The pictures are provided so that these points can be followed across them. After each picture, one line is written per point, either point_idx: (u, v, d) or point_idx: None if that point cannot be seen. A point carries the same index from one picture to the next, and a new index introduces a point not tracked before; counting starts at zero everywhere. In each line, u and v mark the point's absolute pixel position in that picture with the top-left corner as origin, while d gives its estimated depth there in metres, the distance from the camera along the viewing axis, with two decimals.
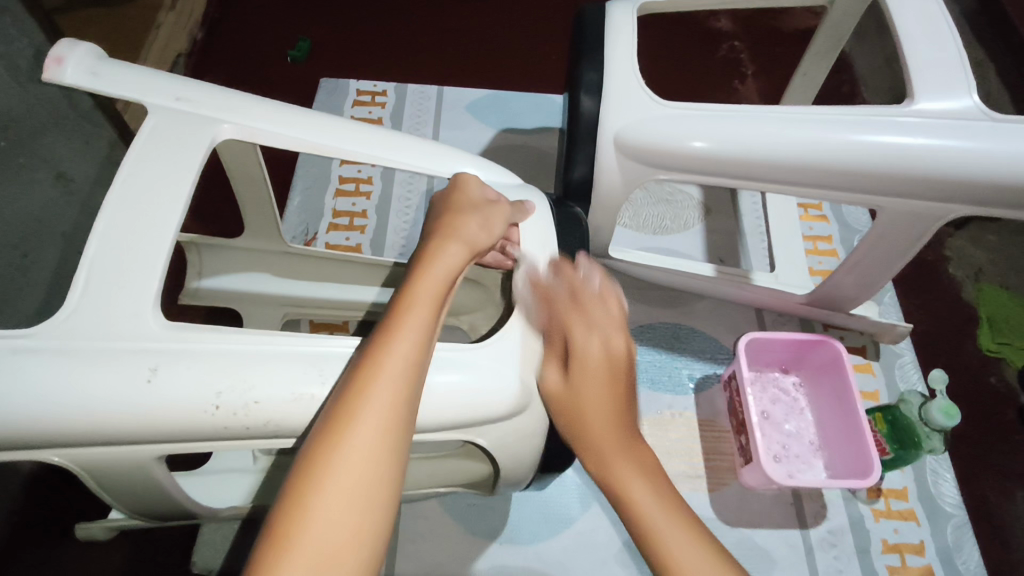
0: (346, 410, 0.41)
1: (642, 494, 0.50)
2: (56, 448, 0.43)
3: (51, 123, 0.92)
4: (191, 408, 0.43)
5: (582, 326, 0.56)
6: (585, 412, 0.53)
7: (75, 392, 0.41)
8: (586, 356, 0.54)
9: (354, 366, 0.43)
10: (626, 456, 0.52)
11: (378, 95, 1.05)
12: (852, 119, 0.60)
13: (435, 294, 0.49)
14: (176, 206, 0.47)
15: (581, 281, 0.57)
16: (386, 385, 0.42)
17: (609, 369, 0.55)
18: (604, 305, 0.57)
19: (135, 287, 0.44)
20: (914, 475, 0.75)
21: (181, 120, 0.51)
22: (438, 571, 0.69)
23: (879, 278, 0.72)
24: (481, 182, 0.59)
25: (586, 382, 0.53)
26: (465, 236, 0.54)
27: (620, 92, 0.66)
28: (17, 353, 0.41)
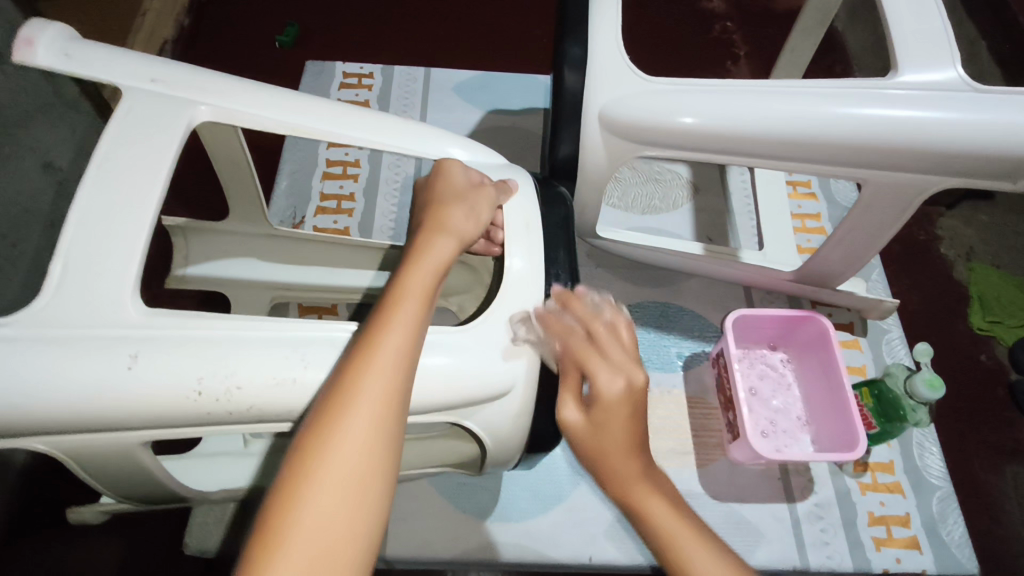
0: (338, 402, 0.41)
1: (659, 506, 0.52)
2: (41, 434, 0.43)
3: (37, 111, 0.92)
4: (175, 394, 0.43)
5: (599, 365, 0.52)
6: (602, 443, 0.52)
7: (55, 379, 0.41)
8: (605, 397, 0.51)
9: (345, 361, 0.43)
10: (642, 479, 0.52)
11: (364, 77, 1.04)
12: (836, 92, 0.60)
13: (427, 284, 0.49)
14: (153, 189, 0.47)
15: (587, 309, 0.55)
16: (376, 381, 0.42)
17: (629, 404, 0.52)
18: (618, 338, 0.54)
19: (114, 273, 0.43)
20: (900, 448, 0.76)
21: (157, 103, 0.51)
22: (430, 549, 0.69)
23: (865, 253, 0.72)
24: (465, 165, 0.58)
25: (603, 418, 0.52)
26: (454, 224, 0.54)
27: (604, 67, 0.65)
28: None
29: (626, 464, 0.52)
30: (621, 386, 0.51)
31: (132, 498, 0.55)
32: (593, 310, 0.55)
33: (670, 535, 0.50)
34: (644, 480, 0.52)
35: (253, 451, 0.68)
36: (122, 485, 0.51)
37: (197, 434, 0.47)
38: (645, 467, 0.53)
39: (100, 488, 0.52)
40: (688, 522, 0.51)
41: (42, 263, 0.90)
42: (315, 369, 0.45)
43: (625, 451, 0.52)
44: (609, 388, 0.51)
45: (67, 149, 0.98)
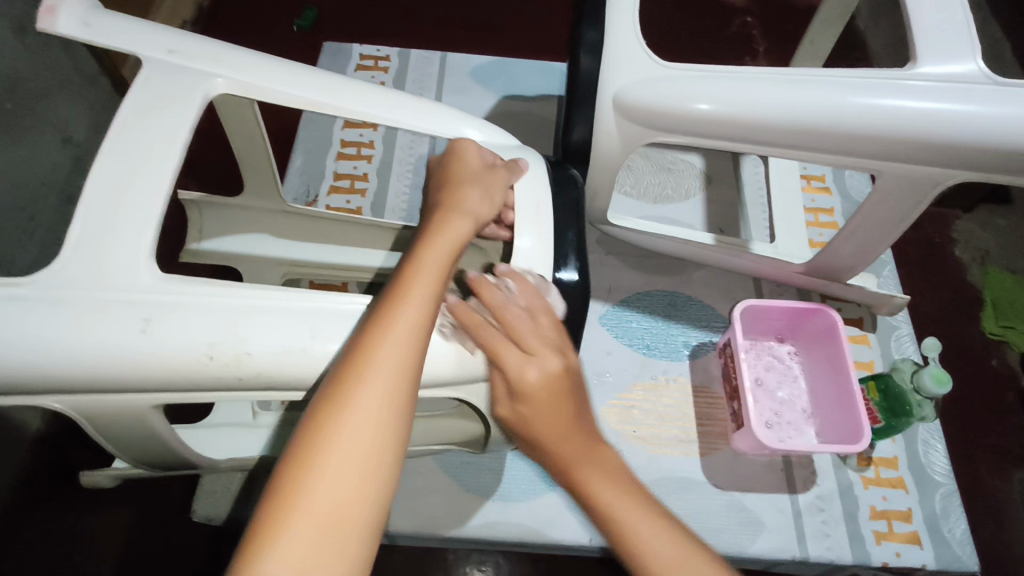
0: (352, 374, 0.41)
1: (606, 489, 0.50)
2: (57, 394, 0.44)
3: (55, 85, 0.94)
4: (188, 358, 0.43)
5: (512, 352, 0.49)
6: (537, 434, 0.52)
7: (69, 338, 0.42)
8: (524, 385, 0.49)
9: (359, 334, 0.43)
10: (588, 457, 0.51)
11: (381, 59, 1.04)
12: (852, 82, 0.60)
13: (438, 267, 0.48)
14: (170, 157, 0.47)
15: (503, 299, 0.50)
16: (390, 354, 0.42)
17: (549, 384, 0.50)
18: (537, 321, 0.51)
19: (130, 239, 0.44)
20: (905, 444, 0.76)
21: (174, 74, 0.52)
22: (432, 525, 0.70)
23: (877, 246, 0.72)
24: (479, 147, 0.58)
25: (533, 407, 0.50)
26: (468, 206, 0.54)
27: (621, 51, 0.65)
28: (14, 302, 0.42)
29: (567, 447, 0.51)
30: (536, 372, 0.50)
31: (143, 463, 0.56)
32: (508, 297, 0.50)
33: (623, 520, 0.49)
34: (591, 458, 0.51)
35: (262, 423, 0.69)
36: (130, 447, 0.52)
37: (208, 401, 0.48)
38: (588, 447, 0.52)
39: (112, 450, 0.53)
40: (638, 498, 0.50)
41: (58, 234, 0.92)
42: (323, 339, 0.46)
43: (564, 438, 0.51)
44: (523, 374, 0.49)
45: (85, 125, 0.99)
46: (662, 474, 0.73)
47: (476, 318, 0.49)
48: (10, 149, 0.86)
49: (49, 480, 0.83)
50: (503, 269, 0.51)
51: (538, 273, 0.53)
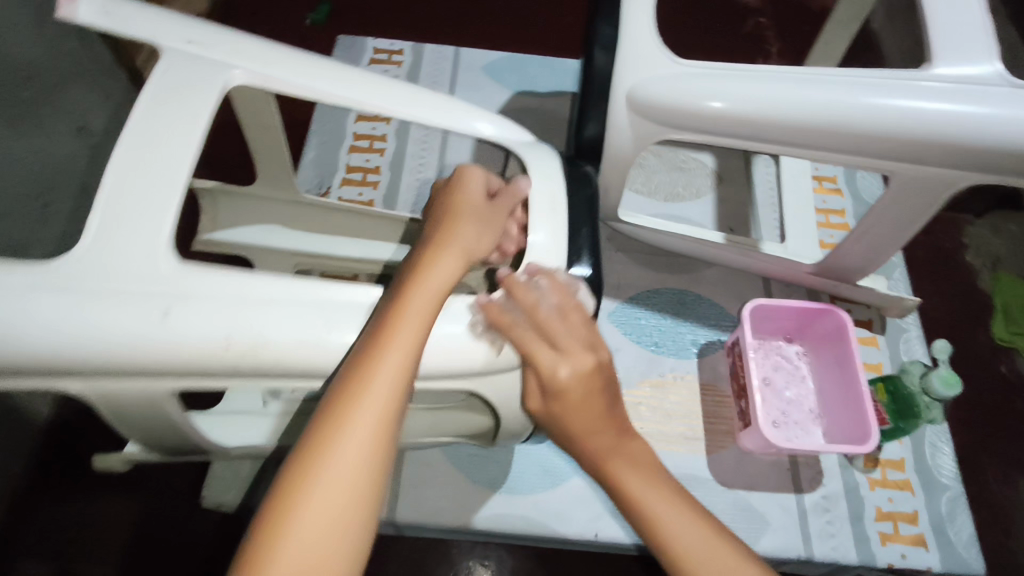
0: (326, 436, 0.42)
1: (636, 481, 0.53)
2: (75, 377, 0.45)
3: (71, 76, 0.95)
4: (206, 344, 0.44)
5: (545, 351, 0.51)
6: (569, 429, 0.55)
7: (89, 323, 0.42)
8: (558, 382, 0.51)
9: (337, 391, 0.43)
10: (617, 450, 0.55)
11: (394, 54, 1.04)
12: (866, 82, 0.60)
13: (422, 319, 0.47)
14: (188, 145, 0.48)
15: (535, 298, 0.51)
16: (364, 417, 0.42)
17: (581, 381, 0.52)
18: (567, 319, 0.52)
19: (149, 223, 0.45)
20: (911, 447, 0.76)
21: (194, 63, 0.52)
22: (438, 516, 0.71)
23: (888, 247, 0.72)
24: (480, 182, 0.56)
25: (566, 404, 0.53)
26: (462, 243, 0.52)
27: (636, 48, 0.65)
28: (36, 287, 0.42)
29: (598, 441, 0.55)
30: (569, 370, 0.51)
31: (155, 447, 0.57)
32: (540, 295, 0.51)
33: (652, 508, 0.52)
34: (621, 450, 0.55)
35: (273, 410, 0.69)
36: (142, 432, 0.53)
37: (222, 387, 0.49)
38: (615, 439, 0.56)
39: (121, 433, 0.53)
40: (665, 487, 0.53)
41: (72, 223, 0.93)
42: (338, 332, 0.47)
43: (595, 432, 0.55)
44: (557, 372, 0.51)
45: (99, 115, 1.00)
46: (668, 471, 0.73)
47: (509, 316, 0.50)
48: (26, 138, 0.87)
49: (55, 466, 0.84)
50: (530, 267, 0.52)
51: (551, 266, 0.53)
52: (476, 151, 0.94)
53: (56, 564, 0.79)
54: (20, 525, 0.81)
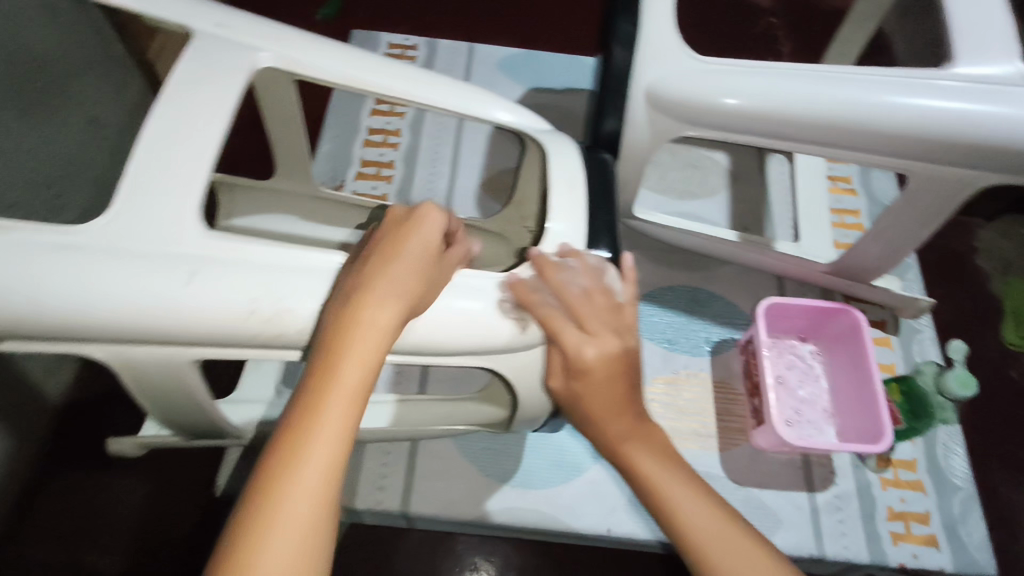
0: (259, 518, 0.37)
1: (656, 471, 0.51)
2: (100, 342, 0.45)
3: (85, 66, 0.95)
4: (231, 312, 0.45)
5: (571, 330, 0.51)
6: (589, 413, 0.53)
7: (116, 298, 0.43)
8: (582, 363, 0.50)
9: (266, 470, 0.38)
10: (637, 438, 0.53)
11: (409, 48, 1.04)
12: (887, 80, 0.60)
13: (349, 410, 0.41)
14: (219, 115, 0.49)
15: (564, 277, 0.51)
16: (301, 495, 0.38)
17: (606, 364, 0.51)
18: (595, 301, 0.52)
19: (179, 195, 0.45)
20: (924, 447, 0.76)
21: (221, 48, 0.52)
22: (451, 508, 0.71)
23: (905, 247, 0.72)
24: (429, 218, 0.48)
25: (588, 386, 0.51)
26: (407, 302, 0.44)
27: (656, 43, 0.65)
28: (64, 249, 0.43)
29: (617, 427, 0.53)
30: (595, 351, 0.50)
31: (176, 426, 0.57)
32: (568, 277, 0.52)
33: (671, 499, 0.50)
34: (641, 438, 0.53)
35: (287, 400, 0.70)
36: (161, 407, 0.53)
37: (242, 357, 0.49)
38: (635, 424, 0.53)
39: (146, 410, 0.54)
40: (686, 479, 0.51)
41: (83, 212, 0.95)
42: None
43: (615, 419, 0.52)
44: (581, 352, 0.50)
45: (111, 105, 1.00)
46: None
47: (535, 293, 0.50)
48: (40, 127, 0.87)
49: (67, 452, 0.85)
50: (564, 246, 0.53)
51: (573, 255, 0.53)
52: (491, 146, 0.94)
53: (64, 552, 0.80)
54: (31, 511, 0.82)
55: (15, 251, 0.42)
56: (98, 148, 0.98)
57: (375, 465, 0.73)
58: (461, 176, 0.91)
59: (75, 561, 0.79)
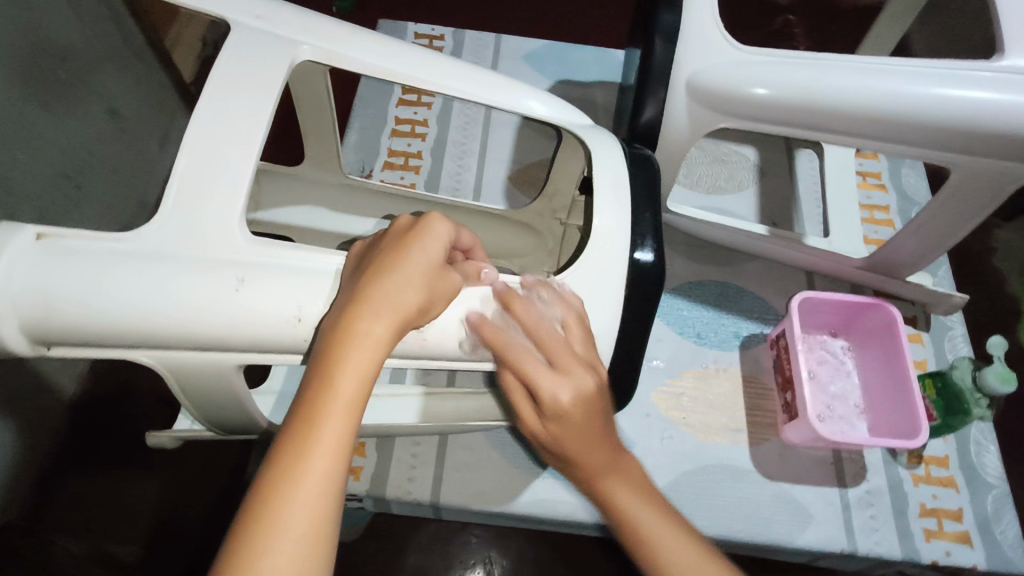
0: (253, 542, 0.35)
1: (633, 503, 0.52)
2: (147, 348, 0.45)
3: (104, 59, 0.95)
4: (278, 316, 0.44)
5: (542, 370, 0.47)
6: (565, 449, 0.51)
7: (165, 298, 0.42)
8: (557, 407, 0.47)
9: (260, 491, 0.37)
10: (613, 473, 0.53)
11: (435, 39, 1.04)
12: (933, 72, 0.59)
13: (342, 432, 0.39)
14: (265, 102, 0.49)
15: (534, 312, 0.48)
16: (298, 516, 0.36)
17: (579, 406, 0.48)
18: (566, 339, 0.48)
19: (225, 188, 0.45)
20: (956, 444, 0.75)
21: (265, 37, 0.52)
22: (482, 498, 0.71)
23: (943, 241, 0.71)
24: (432, 227, 0.47)
25: (565, 428, 0.49)
26: (402, 318, 0.43)
27: (697, 37, 0.65)
28: (115, 255, 0.43)
29: (595, 459, 0.52)
30: (570, 394, 0.47)
31: (214, 424, 0.57)
32: (540, 312, 0.48)
33: (642, 530, 0.51)
34: (615, 470, 0.53)
35: None
36: (205, 408, 0.53)
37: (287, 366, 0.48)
38: (611, 460, 0.53)
39: (183, 403, 0.52)
40: (660, 509, 0.53)
41: (102, 204, 0.94)
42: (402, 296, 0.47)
43: (594, 455, 0.52)
44: (556, 395, 0.47)
45: (131, 97, 1.00)
46: (711, 462, 0.73)
47: (499, 330, 0.47)
48: (60, 118, 0.87)
49: (88, 448, 0.85)
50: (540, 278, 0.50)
51: (614, 263, 0.52)
52: (518, 138, 0.94)
53: (85, 542, 0.80)
54: (49, 503, 0.82)
55: (67, 256, 0.42)
56: (117, 140, 0.97)
57: (405, 454, 0.73)
58: (489, 167, 0.91)
59: (98, 550, 0.79)
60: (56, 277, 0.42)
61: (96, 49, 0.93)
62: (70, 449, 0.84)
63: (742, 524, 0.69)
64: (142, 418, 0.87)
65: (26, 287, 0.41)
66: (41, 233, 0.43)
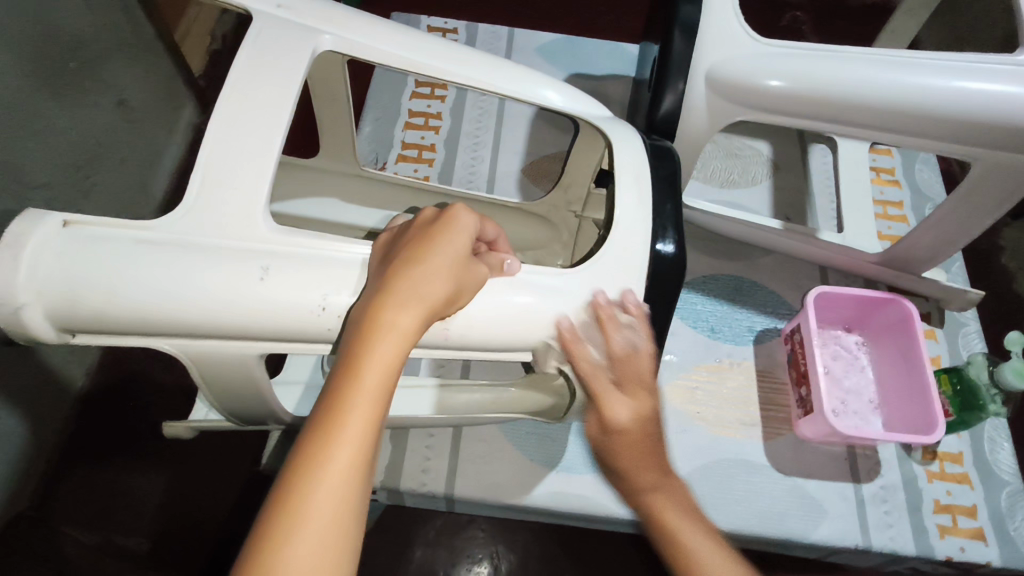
0: (280, 525, 0.35)
1: (685, 526, 0.50)
2: (171, 337, 0.45)
3: (114, 49, 0.94)
4: (302, 306, 0.44)
5: (610, 393, 0.53)
6: (619, 459, 0.54)
7: (188, 288, 0.42)
8: (620, 427, 0.53)
9: (286, 475, 0.37)
10: (658, 481, 0.53)
11: (448, 32, 1.04)
12: (955, 66, 0.59)
13: (370, 420, 0.39)
14: (288, 89, 0.49)
15: (619, 336, 0.50)
16: (325, 501, 0.36)
17: (638, 428, 0.54)
18: (636, 365, 0.52)
19: (249, 177, 0.45)
20: (970, 441, 0.75)
21: (287, 26, 0.52)
22: (497, 491, 0.71)
23: (960, 237, 0.71)
24: (462, 220, 0.47)
25: (623, 445, 0.54)
26: (430, 308, 0.43)
27: (716, 29, 0.65)
28: (140, 244, 0.43)
29: (647, 473, 0.53)
30: (630, 415, 0.53)
31: (232, 415, 0.57)
32: (626, 338, 0.50)
33: (686, 543, 0.49)
34: (665, 483, 0.53)
35: None
36: (226, 398, 0.53)
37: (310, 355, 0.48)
38: (661, 473, 0.53)
39: (204, 393, 0.53)
40: (707, 530, 0.50)
41: (109, 195, 0.94)
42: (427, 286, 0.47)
43: (646, 467, 0.53)
44: (618, 416, 0.53)
45: (141, 89, 1.00)
46: (725, 456, 0.73)
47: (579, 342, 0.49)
48: (69, 108, 0.87)
49: (97, 440, 0.85)
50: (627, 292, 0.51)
51: (636, 255, 0.52)
52: (532, 131, 0.94)
53: (94, 532, 0.79)
54: (58, 494, 0.81)
55: (93, 244, 0.42)
56: (126, 131, 0.97)
57: (419, 446, 0.73)
58: (502, 161, 0.91)
59: (106, 541, 0.79)
60: (82, 262, 0.41)
61: (105, 38, 0.93)
62: (79, 442, 0.84)
63: (756, 519, 0.69)
64: (153, 408, 0.87)
65: (53, 271, 0.41)
66: (69, 220, 0.43)
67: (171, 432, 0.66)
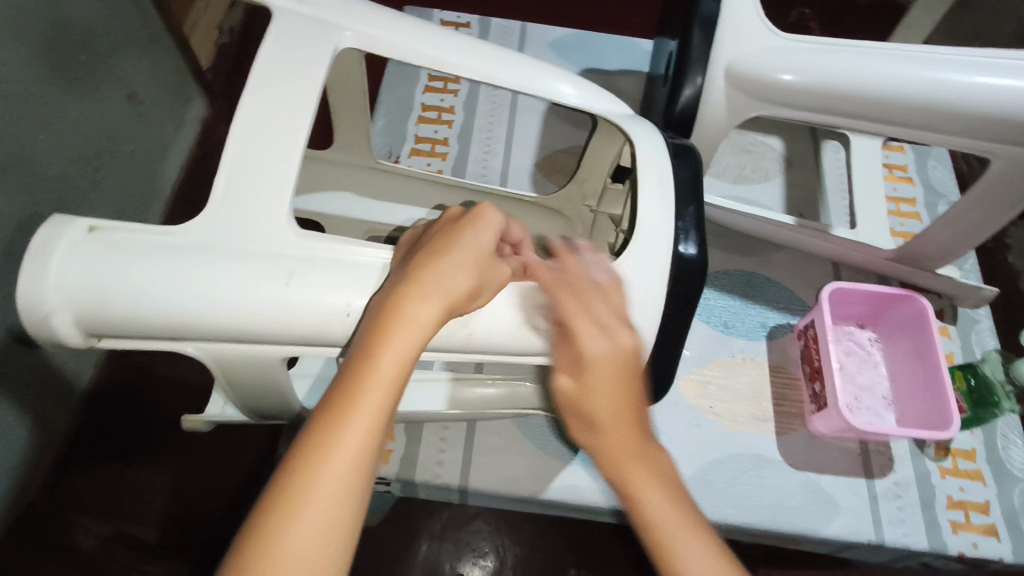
0: (285, 506, 0.35)
1: (653, 498, 0.46)
2: (195, 337, 0.45)
3: (123, 41, 0.94)
4: (326, 308, 0.44)
5: (583, 319, 0.47)
6: (589, 407, 0.47)
7: (210, 287, 0.42)
8: (592, 359, 0.47)
9: (295, 455, 0.37)
10: (637, 451, 0.47)
11: (461, 26, 1.03)
12: (975, 62, 0.59)
13: (382, 407, 0.39)
14: (310, 85, 0.49)
15: (583, 266, 0.50)
16: (330, 485, 0.36)
17: (619, 365, 0.47)
18: (607, 297, 0.49)
19: (274, 174, 0.46)
20: (983, 437, 0.75)
21: (309, 20, 0.52)
22: (511, 483, 0.71)
23: (976, 235, 0.71)
24: (490, 218, 0.47)
25: (592, 386, 0.47)
26: (451, 300, 0.43)
27: (736, 24, 0.65)
28: (167, 244, 0.43)
29: (617, 433, 0.47)
30: (606, 347, 0.47)
31: (249, 409, 0.57)
32: (587, 268, 0.50)
33: (671, 541, 0.45)
34: (644, 457, 0.47)
35: None
36: (244, 392, 0.53)
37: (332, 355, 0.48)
38: (642, 440, 0.48)
39: (223, 389, 0.53)
40: (685, 511, 0.46)
41: (120, 188, 0.94)
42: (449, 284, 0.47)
43: (623, 423, 0.47)
44: (594, 346, 0.47)
45: (151, 83, 1.00)
46: (738, 451, 0.73)
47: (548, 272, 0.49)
48: (81, 102, 0.87)
49: (106, 431, 0.85)
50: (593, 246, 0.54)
51: (657, 253, 0.52)
52: (545, 125, 0.94)
53: (105, 523, 0.79)
54: (69, 485, 0.82)
55: (119, 245, 0.42)
56: (136, 124, 0.97)
57: (433, 438, 0.73)
58: (515, 155, 0.91)
59: (118, 532, 0.79)
60: (108, 261, 0.42)
61: (114, 30, 0.92)
62: (88, 432, 0.85)
63: (769, 514, 0.70)
64: (160, 400, 0.87)
65: (81, 269, 0.41)
66: (94, 226, 0.43)
67: (188, 423, 0.66)
